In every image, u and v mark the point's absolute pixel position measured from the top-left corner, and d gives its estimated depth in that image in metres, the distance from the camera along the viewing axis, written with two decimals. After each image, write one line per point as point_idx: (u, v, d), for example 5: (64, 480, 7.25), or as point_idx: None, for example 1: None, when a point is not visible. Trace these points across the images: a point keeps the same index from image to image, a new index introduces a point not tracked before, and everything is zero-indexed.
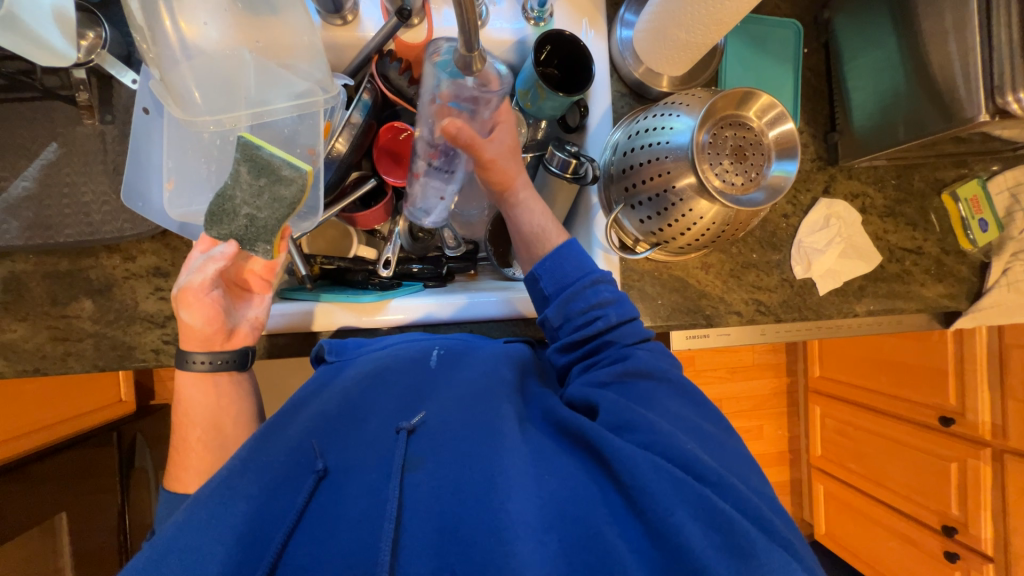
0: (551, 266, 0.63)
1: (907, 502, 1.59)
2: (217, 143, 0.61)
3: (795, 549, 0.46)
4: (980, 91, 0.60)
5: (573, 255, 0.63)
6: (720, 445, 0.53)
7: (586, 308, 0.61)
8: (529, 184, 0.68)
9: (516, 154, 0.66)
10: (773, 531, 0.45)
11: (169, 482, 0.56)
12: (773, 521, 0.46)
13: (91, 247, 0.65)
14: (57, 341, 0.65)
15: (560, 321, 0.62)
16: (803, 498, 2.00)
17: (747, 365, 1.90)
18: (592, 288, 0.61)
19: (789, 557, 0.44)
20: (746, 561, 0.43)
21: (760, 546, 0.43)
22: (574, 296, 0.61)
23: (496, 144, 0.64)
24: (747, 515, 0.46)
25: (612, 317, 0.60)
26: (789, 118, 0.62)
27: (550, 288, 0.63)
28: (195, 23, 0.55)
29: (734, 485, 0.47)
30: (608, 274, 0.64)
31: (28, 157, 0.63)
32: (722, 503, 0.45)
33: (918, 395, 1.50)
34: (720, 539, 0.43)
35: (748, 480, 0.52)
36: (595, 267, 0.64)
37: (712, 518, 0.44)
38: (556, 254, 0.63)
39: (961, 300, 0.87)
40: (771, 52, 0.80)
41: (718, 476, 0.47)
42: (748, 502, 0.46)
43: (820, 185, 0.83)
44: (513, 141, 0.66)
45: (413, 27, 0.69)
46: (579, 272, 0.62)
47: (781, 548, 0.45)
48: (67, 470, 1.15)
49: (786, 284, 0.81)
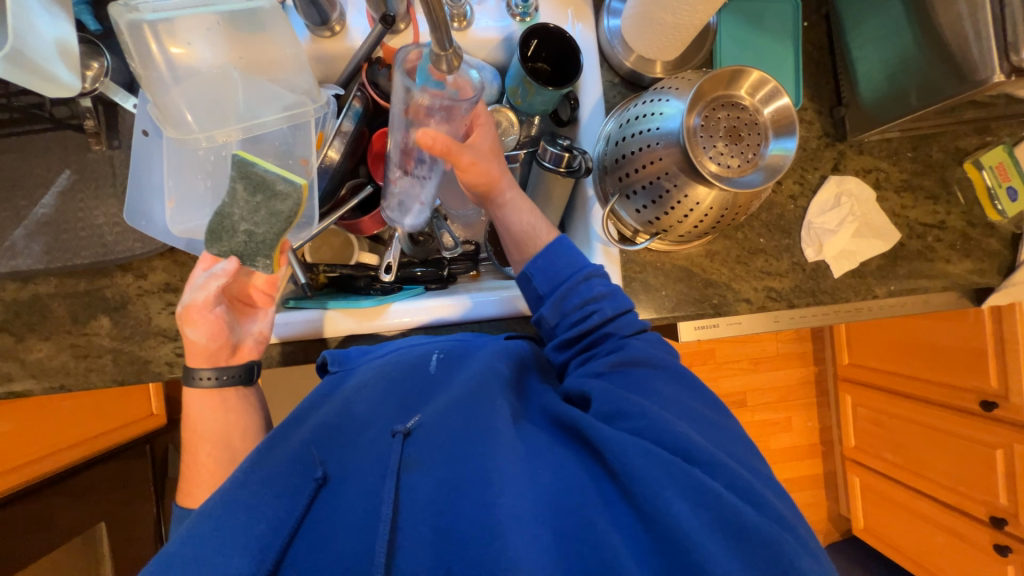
0: (544, 264, 0.62)
1: (950, 493, 1.50)
2: (211, 159, 0.63)
3: (792, 526, 0.45)
4: (993, 51, 0.56)
5: (564, 251, 0.62)
6: (714, 426, 0.52)
7: (581, 303, 0.60)
8: (515, 183, 0.67)
9: (496, 155, 0.65)
10: (769, 509, 0.44)
11: (185, 493, 0.57)
12: (766, 496, 0.45)
13: (105, 267, 0.68)
14: (79, 358, 0.68)
15: (557, 319, 0.62)
16: (838, 492, 1.92)
17: (770, 355, 1.84)
18: (586, 283, 0.60)
19: (799, 548, 0.42)
20: (738, 538, 0.42)
21: (756, 523, 0.42)
22: (569, 292, 0.60)
23: (479, 145, 0.64)
24: (742, 496, 0.44)
25: (607, 310, 0.59)
26: (783, 93, 0.59)
27: (544, 286, 0.62)
28: (184, 45, 0.58)
29: (726, 463, 0.46)
30: (600, 267, 0.63)
31: (45, 185, 0.66)
32: (713, 483, 0.44)
33: (956, 379, 1.42)
34: (711, 519, 0.42)
35: (744, 458, 0.51)
36: (587, 262, 0.63)
37: (705, 500, 0.43)
38: (548, 251, 0.62)
39: (992, 274, 0.82)
40: (767, 28, 0.77)
41: (709, 457, 0.46)
42: (740, 479, 0.45)
43: (829, 162, 0.80)
44: (493, 142, 0.65)
45: (400, 33, 0.71)
46: (572, 268, 0.61)
47: (775, 524, 0.43)
48: (105, 481, 1.21)
49: (798, 269, 0.78)
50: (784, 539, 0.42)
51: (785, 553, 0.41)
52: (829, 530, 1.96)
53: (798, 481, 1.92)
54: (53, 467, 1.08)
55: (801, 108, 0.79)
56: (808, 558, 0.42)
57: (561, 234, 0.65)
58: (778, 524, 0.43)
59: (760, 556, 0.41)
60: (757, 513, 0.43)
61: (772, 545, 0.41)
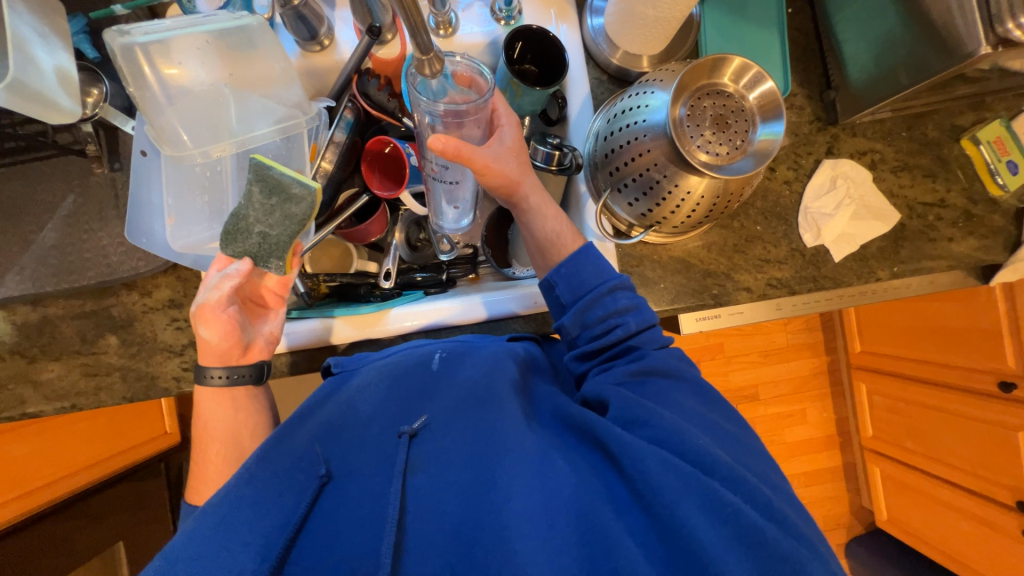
0: (568, 272, 0.61)
1: (975, 480, 1.45)
2: (208, 174, 0.65)
3: (812, 542, 0.45)
4: (977, 23, 0.55)
5: (590, 261, 0.61)
6: (733, 440, 0.51)
7: (604, 316, 0.59)
8: (539, 186, 0.65)
9: (518, 155, 0.64)
10: (786, 522, 0.44)
11: (193, 492, 0.59)
12: (787, 512, 0.45)
13: (111, 286, 0.70)
14: (89, 377, 0.70)
15: (578, 330, 0.60)
16: (860, 483, 1.88)
17: (780, 347, 1.81)
18: (611, 296, 0.59)
19: (797, 546, 0.42)
20: (758, 554, 0.41)
21: (776, 540, 0.41)
22: (592, 303, 0.59)
23: (497, 143, 0.62)
24: (760, 508, 0.44)
25: (631, 325, 0.58)
26: (767, 77, 0.59)
27: (568, 296, 0.61)
28: (179, 65, 0.60)
29: (746, 478, 0.45)
30: (627, 280, 0.61)
31: (50, 210, 0.68)
32: (733, 497, 0.43)
33: (971, 360, 1.39)
34: (729, 531, 0.42)
35: (765, 475, 0.50)
36: (614, 273, 0.61)
37: (723, 514, 0.42)
38: (573, 260, 0.61)
39: (997, 251, 0.80)
40: (751, 17, 0.77)
41: (731, 471, 0.45)
42: (760, 494, 0.45)
43: (823, 146, 0.80)
44: (513, 141, 0.64)
45: (387, 43, 0.72)
46: (597, 278, 0.60)
47: (794, 540, 0.43)
48: (121, 501, 1.23)
49: (797, 255, 0.77)
50: (804, 557, 0.41)
51: (799, 563, 0.41)
52: (851, 524, 1.92)
53: (816, 474, 1.88)
54: (71, 489, 1.10)
55: (791, 94, 0.80)
56: (822, 571, 0.42)
57: (588, 243, 0.64)
58: (797, 541, 0.43)
59: (773, 569, 0.40)
60: (776, 528, 0.43)
61: (789, 561, 0.41)
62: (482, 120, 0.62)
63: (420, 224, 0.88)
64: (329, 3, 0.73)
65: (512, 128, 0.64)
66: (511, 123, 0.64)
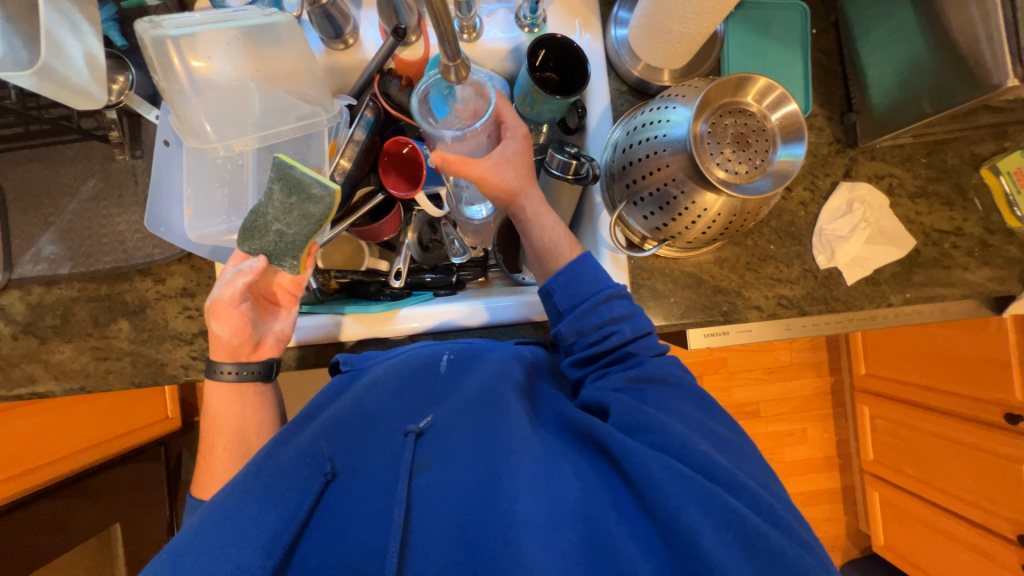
0: (566, 280, 0.61)
1: (975, 509, 1.44)
2: (229, 167, 0.66)
3: (812, 547, 0.45)
4: (1007, 55, 0.55)
5: (587, 270, 0.61)
6: (735, 448, 0.52)
7: (600, 323, 0.58)
8: (540, 198, 0.66)
9: (520, 164, 0.65)
10: (786, 527, 0.44)
11: (197, 486, 0.59)
12: (787, 518, 0.45)
13: (126, 273, 0.70)
14: (99, 360, 0.70)
15: (574, 337, 0.60)
16: (857, 506, 1.86)
17: (784, 364, 1.80)
18: (607, 304, 0.59)
19: (797, 549, 0.43)
20: (759, 558, 0.41)
21: (778, 545, 0.42)
22: (589, 311, 0.59)
23: (498, 154, 0.64)
24: (761, 515, 0.44)
25: (627, 332, 0.58)
26: (791, 99, 0.60)
27: (564, 302, 0.61)
28: (206, 59, 0.61)
29: (747, 483, 0.46)
30: (623, 289, 0.61)
31: (70, 194, 0.69)
32: (736, 502, 0.43)
33: (978, 390, 1.38)
34: (733, 536, 0.42)
35: (765, 482, 0.50)
36: (610, 282, 0.61)
37: (726, 519, 0.42)
38: (571, 268, 0.61)
39: (1012, 283, 0.79)
40: (774, 36, 0.78)
41: (732, 476, 0.46)
42: (761, 499, 0.45)
43: (841, 168, 0.79)
44: (516, 153, 0.65)
45: (410, 44, 0.72)
46: (594, 287, 0.60)
47: (796, 545, 0.43)
48: (119, 483, 1.23)
49: (809, 276, 0.77)
50: (803, 560, 0.42)
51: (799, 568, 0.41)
52: (847, 547, 1.90)
53: (813, 494, 1.86)
54: (72, 468, 1.10)
55: (811, 114, 0.79)
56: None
57: (585, 251, 0.64)
58: (798, 546, 0.43)
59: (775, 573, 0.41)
60: (778, 533, 0.43)
61: (790, 565, 0.41)
62: (485, 133, 0.65)
63: (433, 225, 0.87)
64: (356, 2, 0.73)
65: (517, 140, 0.65)
66: (516, 136, 0.65)
